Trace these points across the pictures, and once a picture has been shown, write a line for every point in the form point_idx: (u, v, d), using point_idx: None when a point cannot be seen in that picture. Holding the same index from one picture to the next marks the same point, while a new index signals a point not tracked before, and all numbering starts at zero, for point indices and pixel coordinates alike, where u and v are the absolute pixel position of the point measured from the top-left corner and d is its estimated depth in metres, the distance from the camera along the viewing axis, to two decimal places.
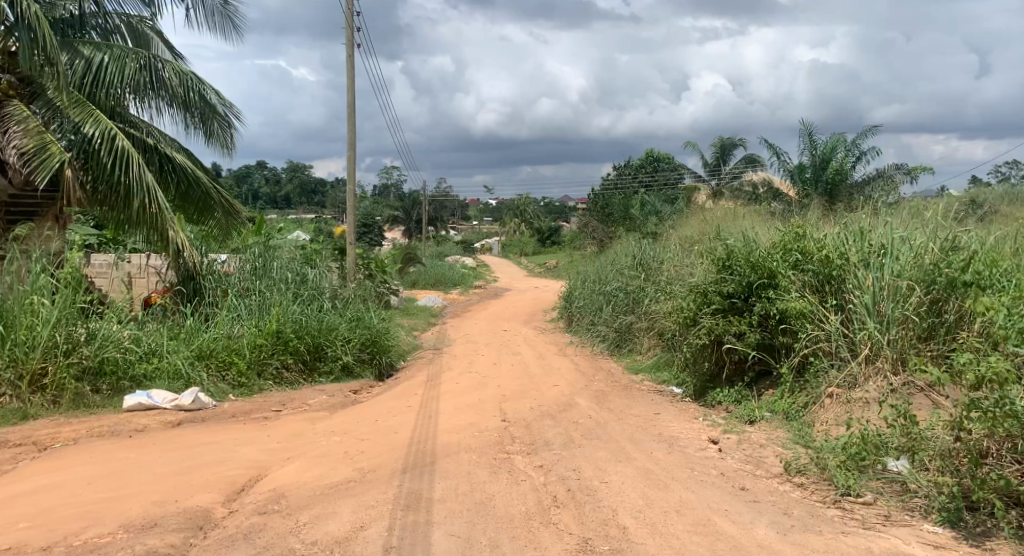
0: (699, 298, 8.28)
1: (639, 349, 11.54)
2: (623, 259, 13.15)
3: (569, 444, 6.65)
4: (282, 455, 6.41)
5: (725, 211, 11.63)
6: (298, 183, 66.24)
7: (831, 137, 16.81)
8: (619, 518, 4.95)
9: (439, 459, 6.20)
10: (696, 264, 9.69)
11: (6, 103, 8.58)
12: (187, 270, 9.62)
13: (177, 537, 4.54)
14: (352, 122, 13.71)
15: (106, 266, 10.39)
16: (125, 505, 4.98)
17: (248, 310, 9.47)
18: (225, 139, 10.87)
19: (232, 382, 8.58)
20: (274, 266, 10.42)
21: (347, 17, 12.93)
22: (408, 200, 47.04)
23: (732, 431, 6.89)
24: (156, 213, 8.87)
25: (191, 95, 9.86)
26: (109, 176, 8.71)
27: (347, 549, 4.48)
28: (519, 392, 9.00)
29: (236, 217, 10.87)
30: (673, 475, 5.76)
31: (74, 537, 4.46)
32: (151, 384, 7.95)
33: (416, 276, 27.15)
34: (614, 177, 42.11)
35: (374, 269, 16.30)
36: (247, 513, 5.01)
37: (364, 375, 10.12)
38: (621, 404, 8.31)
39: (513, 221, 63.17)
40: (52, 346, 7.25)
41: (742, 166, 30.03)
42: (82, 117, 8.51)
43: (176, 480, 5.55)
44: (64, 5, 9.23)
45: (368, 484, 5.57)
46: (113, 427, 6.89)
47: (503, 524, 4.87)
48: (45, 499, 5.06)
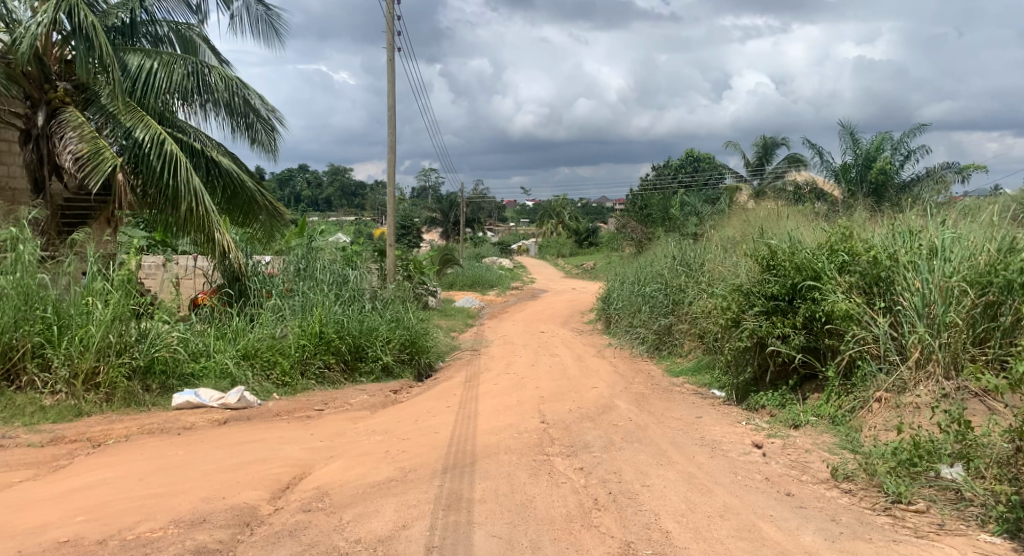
0: (742, 299, 8.15)
1: (679, 351, 11.46)
2: (663, 260, 13.08)
3: (609, 447, 6.62)
4: (324, 453, 6.50)
5: (766, 211, 11.43)
6: (339, 186, 67.36)
7: (876, 136, 16.51)
8: (661, 522, 4.91)
9: (479, 459, 6.23)
10: (739, 264, 9.52)
11: (63, 109, 8.88)
12: (233, 271, 9.88)
13: (225, 533, 4.63)
14: (393, 125, 13.89)
15: (156, 268, 11.04)
16: (175, 501, 5.11)
17: (292, 310, 9.65)
18: (270, 143, 11.09)
19: (276, 381, 8.75)
20: (317, 267, 10.62)
21: (389, 22, 13.08)
22: (446, 200, 47.38)
23: (776, 435, 6.78)
24: (203, 215, 9.05)
25: (235, 99, 10.06)
26: (158, 180, 8.94)
27: (390, 548, 4.51)
28: (558, 394, 8.99)
29: (280, 219, 11.08)
30: (716, 480, 5.69)
31: (127, 532, 4.57)
32: (199, 383, 8.21)
33: (454, 277, 27.45)
34: (654, 177, 41.89)
35: (413, 270, 16.54)
36: (292, 511, 5.09)
37: (404, 375, 10.26)
38: (661, 407, 8.26)
39: (549, 221, 63.25)
40: (105, 346, 7.40)
41: (784, 166, 29.59)
42: (134, 123, 8.79)
43: (223, 477, 5.67)
44: (116, 13, 9.46)
45: (409, 484, 5.61)
46: (162, 424, 7.07)
47: (545, 525, 4.88)
48: (99, 494, 5.21)
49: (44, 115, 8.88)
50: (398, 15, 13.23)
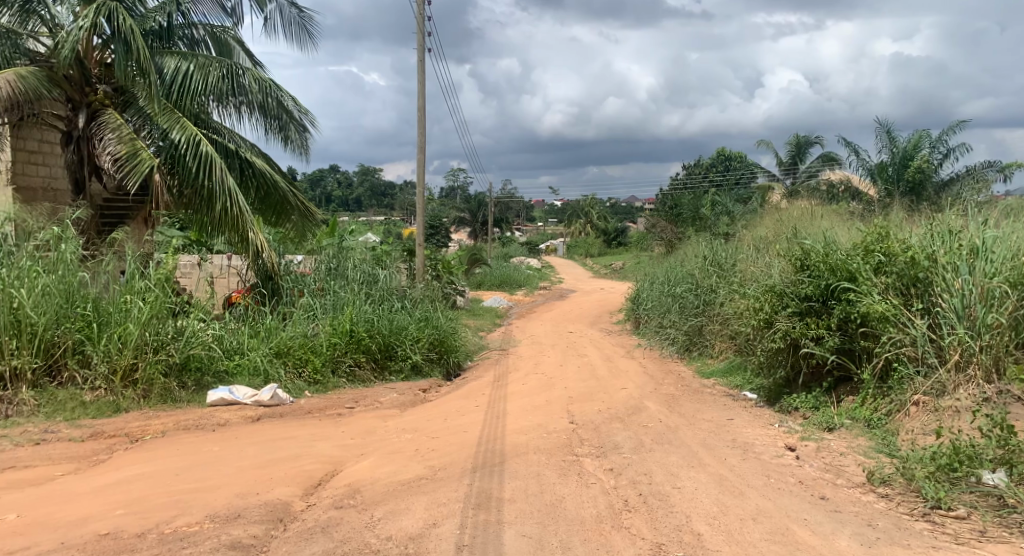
0: (775, 300, 8.03)
1: (710, 352, 11.36)
2: (694, 260, 12.97)
3: (639, 448, 6.58)
4: (355, 451, 6.56)
5: (800, 210, 11.26)
6: (369, 186, 67.90)
7: (913, 133, 16.18)
8: (693, 525, 4.86)
9: (508, 459, 6.23)
10: (772, 264, 9.39)
11: (103, 112, 9.08)
12: (266, 271, 9.98)
13: (259, 528, 4.70)
14: (422, 125, 13.96)
15: (191, 267, 11.27)
16: (211, 496, 5.19)
17: (324, 309, 9.76)
18: (302, 143, 11.21)
19: (308, 379, 8.87)
20: (347, 266, 10.75)
21: (419, 22, 13.15)
22: (474, 200, 47.47)
23: (810, 438, 6.68)
24: (237, 216, 9.18)
25: (269, 100, 10.19)
26: (194, 180, 9.10)
27: (421, 546, 4.54)
28: (587, 395, 8.96)
29: (312, 218, 11.14)
30: (748, 482, 5.62)
31: (165, 526, 4.65)
32: (233, 380, 8.36)
33: (482, 276, 27.51)
34: (684, 177, 41.54)
35: (442, 269, 16.61)
36: (324, 507, 5.15)
37: (433, 374, 10.31)
38: (692, 409, 8.18)
39: (577, 221, 63.05)
40: (143, 344, 7.55)
41: (818, 165, 29.15)
42: (170, 124, 8.92)
43: (257, 473, 5.75)
44: (153, 16, 9.54)
45: (439, 482, 5.65)
46: (197, 421, 7.19)
47: (575, 526, 4.86)
48: (137, 488, 5.32)
49: (85, 118, 9.11)
50: (429, 16, 13.30)
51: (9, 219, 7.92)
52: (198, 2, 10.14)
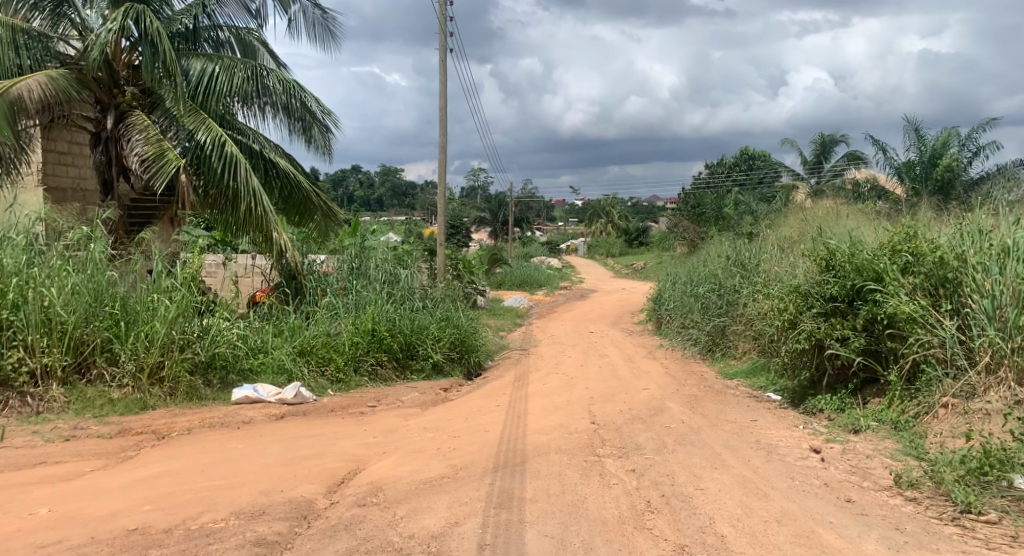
0: (800, 300, 7.95)
1: (733, 353, 11.27)
2: (717, 260, 12.87)
3: (661, 449, 6.54)
4: (378, 449, 6.59)
5: (826, 209, 11.13)
6: (390, 186, 68.23)
7: (942, 131, 15.93)
8: (717, 526, 4.83)
9: (530, 459, 6.22)
10: (797, 263, 9.28)
11: (130, 113, 9.23)
12: (290, 270, 10.10)
13: (284, 525, 4.74)
14: (444, 125, 14.00)
15: (217, 267, 11.43)
16: (236, 493, 5.25)
17: (346, 308, 9.84)
18: (325, 144, 11.30)
19: (331, 378, 8.94)
20: (369, 266, 10.81)
21: (441, 22, 13.19)
22: (495, 200, 47.50)
23: (835, 440, 6.60)
24: (261, 216, 9.28)
25: (293, 101, 10.28)
26: (219, 181, 9.21)
27: (444, 545, 4.55)
28: (609, 395, 8.93)
29: (334, 218, 11.19)
30: (772, 484, 5.57)
31: (191, 522, 4.71)
32: (257, 378, 8.45)
33: (503, 277, 27.53)
34: (706, 176, 41.25)
35: (463, 269, 16.65)
36: (347, 505, 5.18)
37: (454, 373, 10.35)
38: (715, 410, 8.12)
39: (598, 221, 62.86)
40: (169, 342, 7.66)
41: (843, 164, 28.81)
42: (196, 126, 9.03)
43: (281, 471, 5.80)
44: (180, 19, 9.79)
45: (461, 481, 5.66)
46: (222, 418, 7.27)
47: (598, 526, 4.85)
48: (164, 485, 5.39)
49: (113, 119, 9.27)
50: (452, 16, 13.33)
51: (40, 219, 8.07)
52: (223, 4, 10.25)
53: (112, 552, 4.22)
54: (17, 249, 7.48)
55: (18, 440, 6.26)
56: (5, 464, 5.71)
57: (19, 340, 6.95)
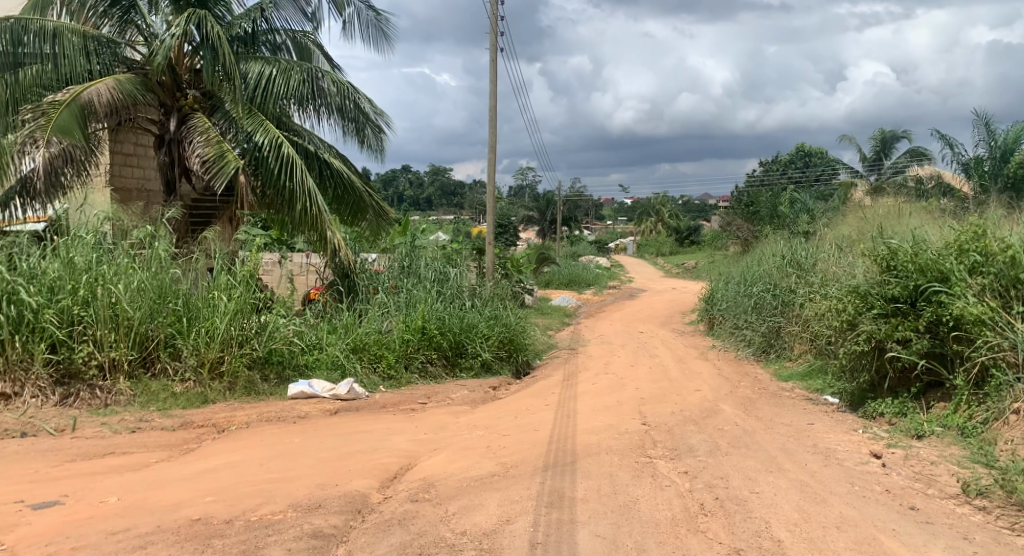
0: (859, 301, 7.72)
1: (788, 355, 11.03)
2: (772, 260, 12.60)
3: (715, 452, 6.44)
4: (429, 446, 6.66)
5: (887, 208, 10.79)
6: (440, 186, 68.83)
7: (1013, 126, 15.25)
8: (773, 531, 4.73)
9: (580, 459, 6.20)
10: (856, 263, 9.02)
11: (192, 115, 9.51)
12: (343, 268, 10.39)
13: (339, 519, 4.83)
14: (495, 124, 14.04)
15: (274, 265, 11.74)
16: (292, 487, 5.37)
17: (397, 306, 9.97)
18: (377, 144, 11.45)
19: (382, 374, 9.08)
20: (419, 265, 10.93)
21: (492, 22, 13.24)
22: (543, 200, 47.44)
23: (897, 445, 6.40)
24: (315, 215, 9.46)
25: (346, 103, 10.45)
26: (276, 181, 9.43)
27: (496, 542, 4.57)
28: (660, 396, 8.83)
29: (386, 217, 11.31)
30: (831, 489, 5.43)
31: (251, 513, 4.83)
32: (312, 374, 8.63)
33: (551, 276, 27.50)
34: (760, 174, 40.40)
35: (512, 269, 16.68)
36: (400, 500, 5.25)
37: (502, 372, 10.39)
38: (770, 412, 7.96)
39: (648, 220, 62.20)
40: (229, 338, 7.90)
41: (905, 160, 27.89)
42: (254, 128, 9.28)
43: (336, 465, 5.91)
44: (238, 23, 9.97)
45: (511, 479, 5.68)
46: (279, 413, 7.45)
47: (650, 528, 4.80)
48: (225, 477, 5.55)
49: (176, 122, 9.58)
50: (503, 16, 13.37)
51: (107, 218, 8.38)
52: (279, 8, 10.41)
53: (177, 540, 4.36)
54: (86, 246, 7.77)
55: (88, 431, 6.52)
56: (76, 454, 5.95)
57: (88, 335, 7.21)
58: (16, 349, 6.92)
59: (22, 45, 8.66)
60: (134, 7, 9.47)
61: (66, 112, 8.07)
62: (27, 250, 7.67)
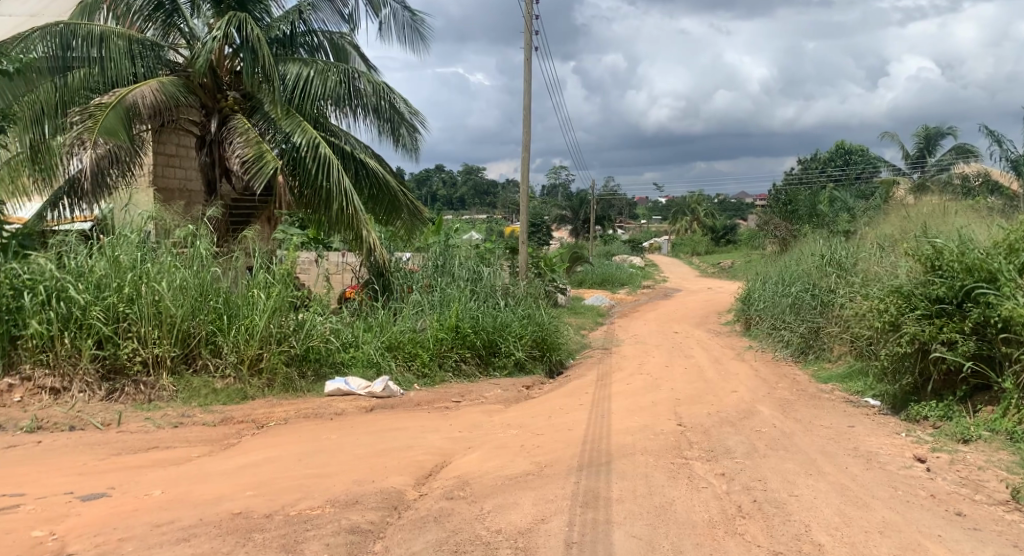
0: (902, 301, 7.55)
1: (828, 356, 10.83)
2: (811, 260, 12.39)
3: (752, 454, 6.36)
4: (463, 444, 6.69)
5: (931, 206, 10.53)
6: (473, 186, 69.08)
7: None
8: (813, 535, 4.65)
9: (615, 459, 6.17)
10: (899, 262, 8.82)
11: (232, 117, 9.68)
12: (378, 267, 10.40)
13: (376, 515, 4.88)
14: (529, 124, 14.05)
15: (311, 264, 11.90)
16: (330, 482, 5.43)
17: (431, 304, 10.03)
18: (412, 144, 11.54)
19: (417, 372, 9.15)
20: (453, 264, 10.97)
21: (527, 22, 13.24)
22: (577, 199, 47.30)
23: (942, 450, 6.24)
24: (351, 215, 9.56)
25: (382, 103, 10.57)
26: (313, 181, 9.55)
27: (531, 541, 4.57)
28: (695, 397, 8.75)
29: (420, 217, 11.38)
30: (873, 493, 5.32)
31: (290, 508, 4.90)
32: (348, 371, 8.73)
33: (584, 275, 27.41)
34: (798, 172, 39.76)
35: (545, 268, 16.67)
36: (436, 497, 5.28)
37: (536, 371, 10.38)
38: (809, 414, 7.83)
39: (682, 220, 61.62)
40: (268, 336, 8.04)
41: (950, 158, 27.19)
42: (292, 128, 9.41)
43: (372, 462, 5.97)
44: (277, 25, 10.19)
45: (546, 479, 5.67)
46: (316, 409, 7.55)
47: (687, 530, 4.76)
48: (265, 472, 5.65)
49: (217, 123, 9.77)
50: (537, 15, 13.36)
51: (151, 218, 8.57)
52: (318, 10, 10.61)
53: (219, 533, 4.45)
54: (131, 245, 7.95)
55: (132, 426, 6.68)
56: (121, 447, 6.11)
57: (133, 332, 7.39)
58: (64, 345, 7.13)
59: (70, 50, 8.87)
60: (177, 11, 9.61)
61: (112, 115, 8.30)
62: (75, 249, 7.88)
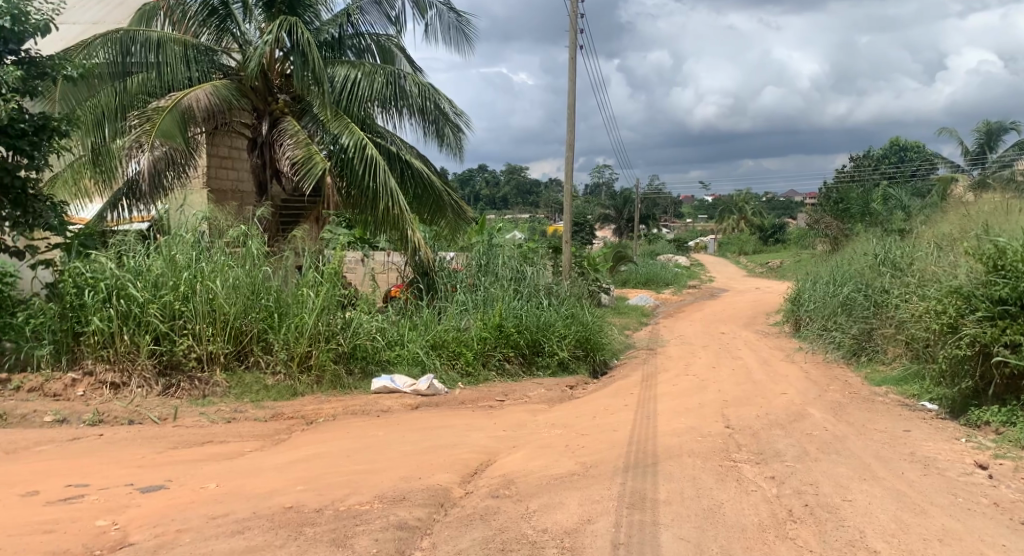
0: (961, 302, 7.30)
1: (881, 358, 10.54)
2: (864, 260, 12.07)
3: (803, 457, 6.22)
4: (508, 443, 6.70)
5: (993, 204, 10.16)
6: (516, 186, 69.18)
7: None
8: (869, 541, 4.53)
9: (662, 460, 6.11)
10: (958, 262, 8.53)
11: (282, 119, 9.89)
12: (422, 266, 10.44)
13: (423, 511, 4.92)
14: (574, 123, 14.00)
15: (357, 263, 12.07)
16: (378, 478, 5.50)
17: (475, 304, 10.08)
18: (457, 144, 11.60)
19: (461, 371, 9.21)
20: (497, 263, 10.99)
21: (572, 21, 13.19)
22: (621, 198, 46.98)
23: (1005, 457, 6.02)
24: (397, 214, 9.65)
25: (427, 104, 10.62)
26: (360, 182, 9.67)
27: (578, 541, 4.55)
28: (743, 399, 8.60)
29: (464, 217, 11.44)
30: (932, 500, 5.15)
31: (340, 503, 4.98)
32: (394, 369, 8.83)
33: (628, 275, 27.21)
34: (850, 169, 38.76)
35: (589, 268, 16.59)
36: (482, 496, 5.30)
37: (580, 371, 10.34)
38: (862, 418, 7.63)
39: (729, 219, 60.64)
40: (317, 334, 8.19)
41: (1013, 154, 26.16)
42: (340, 130, 9.56)
43: (418, 459, 6.03)
44: (326, 28, 10.43)
45: (591, 479, 5.65)
46: (363, 406, 7.66)
47: (736, 533, 4.68)
48: (315, 467, 5.76)
49: (268, 125, 10.00)
50: (582, 13, 13.29)
51: (206, 218, 8.81)
52: (366, 13, 10.77)
53: (272, 526, 4.54)
54: (186, 245, 8.18)
55: (188, 420, 6.87)
56: (177, 441, 6.28)
57: (189, 330, 7.60)
58: (124, 341, 7.36)
59: (129, 55, 9.25)
60: (230, 16, 9.85)
61: (169, 117, 8.56)
62: (133, 249, 8.13)
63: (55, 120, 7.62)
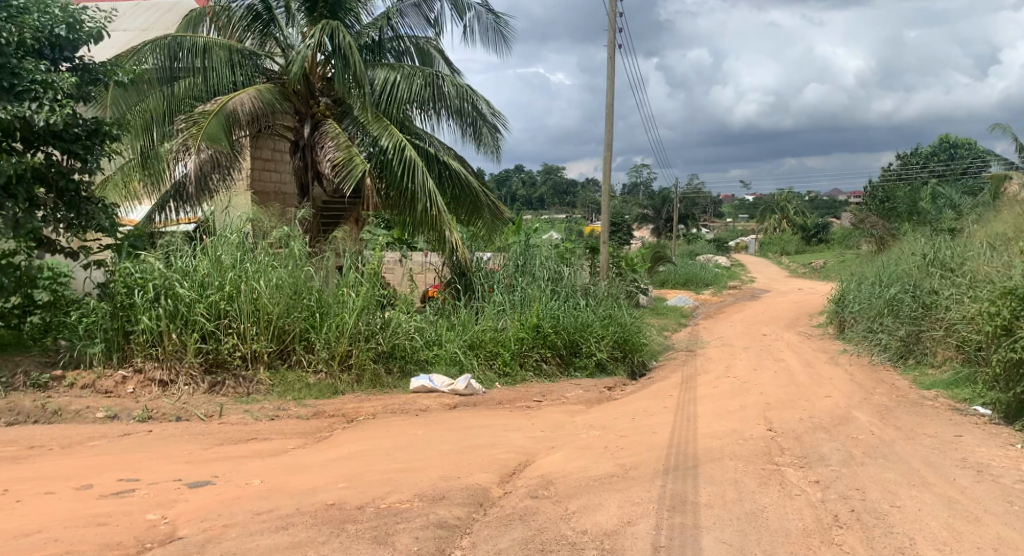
0: (1017, 304, 7.05)
1: (930, 361, 10.26)
2: (912, 259, 11.76)
3: (849, 462, 6.08)
4: (547, 443, 6.69)
5: None
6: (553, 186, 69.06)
7: None
8: (919, 549, 4.41)
9: (703, 463, 6.04)
10: (1013, 262, 8.25)
11: (324, 121, 10.05)
12: (460, 266, 10.43)
13: (463, 511, 4.94)
14: (613, 122, 13.93)
15: (396, 264, 12.19)
16: (418, 477, 5.54)
17: (513, 304, 10.09)
18: (494, 145, 11.62)
19: (498, 371, 9.25)
20: (534, 264, 10.99)
21: (610, 20, 13.12)
22: (659, 198, 46.55)
23: None
24: (435, 215, 9.71)
25: (465, 105, 10.60)
26: (399, 183, 9.76)
27: (618, 543, 4.52)
28: (786, 402, 8.44)
29: (500, 218, 11.46)
30: (985, 508, 4.99)
31: (381, 501, 5.03)
32: (432, 368, 8.90)
33: (666, 276, 26.96)
34: (897, 167, 37.80)
35: (627, 269, 16.48)
36: (521, 496, 5.29)
37: (617, 372, 10.29)
38: (910, 422, 7.43)
39: (770, 219, 59.67)
40: (357, 333, 8.31)
41: None
42: (380, 132, 9.69)
43: (457, 458, 6.06)
44: (367, 32, 10.50)
45: (631, 481, 5.60)
46: (402, 405, 7.73)
47: (780, 538, 4.60)
48: (355, 465, 5.82)
49: (310, 128, 10.17)
50: (620, 12, 13.20)
51: (250, 219, 9.00)
52: (405, 16, 10.86)
53: (315, 523, 4.61)
54: (231, 245, 8.33)
55: (233, 417, 7.02)
56: (223, 438, 6.42)
57: (234, 329, 7.77)
58: (172, 340, 7.54)
59: (176, 60, 9.40)
60: (273, 20, 10.01)
61: (215, 121, 8.73)
62: (180, 249, 8.31)
63: (107, 124, 7.90)
